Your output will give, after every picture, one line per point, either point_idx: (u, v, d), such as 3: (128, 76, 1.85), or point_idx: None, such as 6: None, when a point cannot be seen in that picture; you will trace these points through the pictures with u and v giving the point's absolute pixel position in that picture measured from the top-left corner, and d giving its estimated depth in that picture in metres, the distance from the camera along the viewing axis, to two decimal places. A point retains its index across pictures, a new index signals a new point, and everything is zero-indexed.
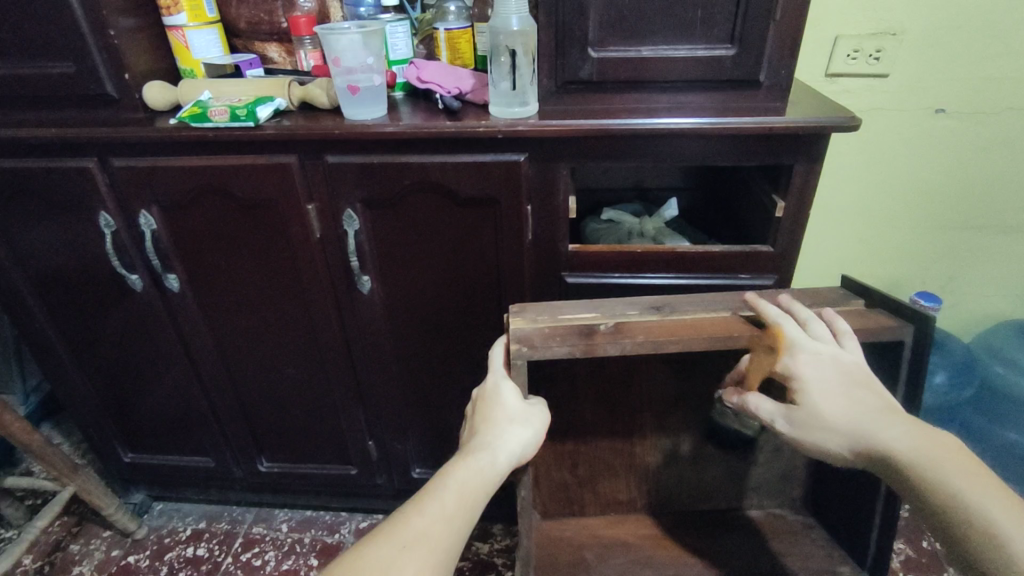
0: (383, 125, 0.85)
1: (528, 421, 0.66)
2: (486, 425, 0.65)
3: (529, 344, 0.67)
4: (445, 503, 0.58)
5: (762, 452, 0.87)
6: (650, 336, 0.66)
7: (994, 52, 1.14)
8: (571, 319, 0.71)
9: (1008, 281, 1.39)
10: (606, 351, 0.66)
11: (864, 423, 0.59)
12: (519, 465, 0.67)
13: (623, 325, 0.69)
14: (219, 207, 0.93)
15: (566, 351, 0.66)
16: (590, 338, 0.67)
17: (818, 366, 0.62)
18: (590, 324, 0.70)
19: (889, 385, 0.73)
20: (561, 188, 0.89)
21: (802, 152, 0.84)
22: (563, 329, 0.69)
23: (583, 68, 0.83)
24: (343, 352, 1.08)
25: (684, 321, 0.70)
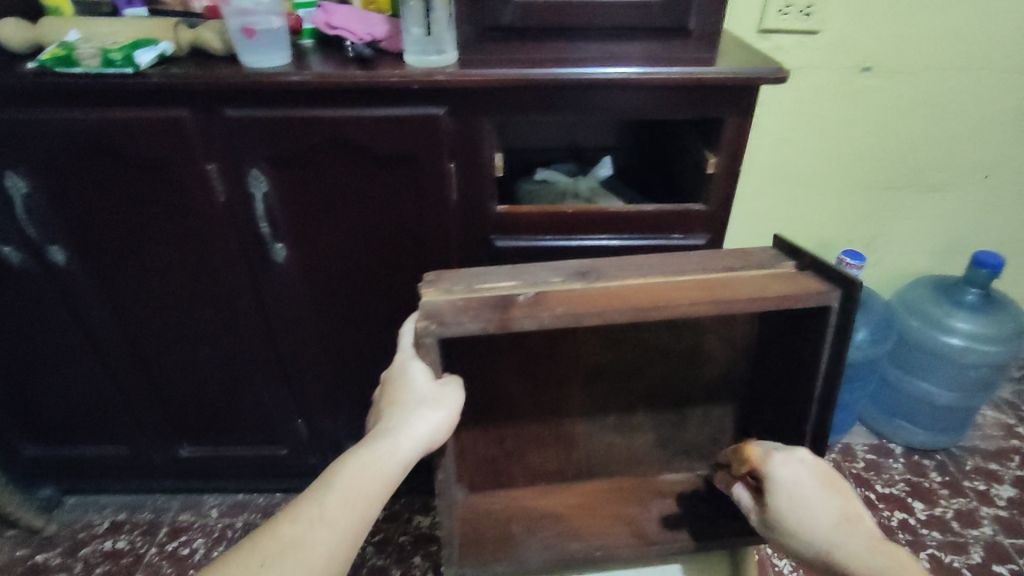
0: (286, 73, 0.76)
1: (435, 403, 0.62)
2: (392, 408, 0.62)
3: (438, 322, 0.59)
4: (329, 505, 0.56)
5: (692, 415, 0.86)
6: (570, 308, 0.60)
7: (925, 7, 1.13)
8: (488, 290, 0.65)
9: (935, 240, 1.42)
10: (522, 326, 0.59)
11: (824, 534, 0.64)
12: (432, 448, 0.63)
13: (544, 295, 0.63)
14: (104, 170, 0.84)
15: (478, 327, 0.59)
16: (505, 311, 0.60)
17: (796, 471, 0.66)
18: (508, 294, 0.64)
19: (809, 348, 0.70)
20: (486, 144, 0.83)
21: (731, 104, 0.80)
22: (477, 302, 0.62)
23: (504, 13, 0.76)
24: (261, 326, 1.01)
25: (609, 291, 0.63)
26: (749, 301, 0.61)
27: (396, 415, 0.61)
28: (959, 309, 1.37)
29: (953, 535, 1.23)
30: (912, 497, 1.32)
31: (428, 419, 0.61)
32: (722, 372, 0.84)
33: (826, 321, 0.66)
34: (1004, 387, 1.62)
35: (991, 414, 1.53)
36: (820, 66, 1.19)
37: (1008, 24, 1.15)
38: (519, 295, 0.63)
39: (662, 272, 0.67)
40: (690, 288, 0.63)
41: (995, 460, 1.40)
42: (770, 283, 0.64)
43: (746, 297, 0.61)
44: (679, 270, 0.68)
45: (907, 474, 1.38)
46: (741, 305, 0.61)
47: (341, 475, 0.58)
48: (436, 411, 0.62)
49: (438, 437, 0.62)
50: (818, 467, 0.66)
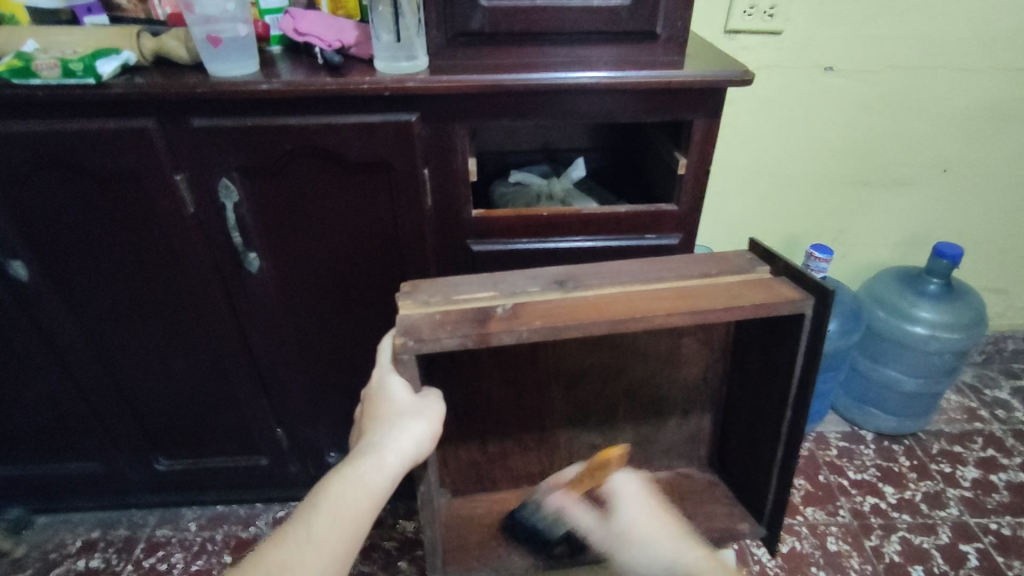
0: (255, 82, 0.75)
1: (418, 415, 0.62)
2: (375, 422, 0.62)
3: (416, 337, 0.59)
4: (317, 525, 0.55)
5: (669, 413, 0.88)
6: (549, 321, 0.60)
7: (883, 8, 1.16)
8: (467, 302, 0.65)
9: (898, 232, 1.47)
10: (502, 341, 0.60)
11: (636, 535, 0.64)
12: (420, 459, 0.63)
13: (523, 309, 0.63)
14: (67, 182, 0.82)
15: (458, 341, 0.60)
16: (484, 326, 0.60)
17: (627, 488, 0.69)
18: (487, 307, 0.64)
19: (779, 346, 0.72)
20: (460, 150, 0.83)
21: (700, 107, 0.82)
22: (457, 316, 0.63)
23: (473, 18, 0.76)
24: (235, 337, 0.99)
25: (588, 302, 0.64)
26: (725, 311, 0.62)
27: (379, 429, 0.61)
28: (922, 298, 1.41)
29: (922, 516, 1.28)
30: (882, 482, 1.36)
31: (411, 431, 0.61)
32: (700, 371, 0.86)
33: (801, 328, 0.67)
34: (966, 372, 1.69)
35: (955, 398, 1.59)
36: (784, 66, 1.21)
37: (962, 23, 1.19)
38: (498, 308, 0.64)
39: (638, 279, 0.69)
40: (669, 297, 0.64)
41: (959, 443, 1.46)
42: (745, 290, 0.65)
43: (721, 307, 0.62)
44: (657, 277, 0.69)
45: (877, 459, 1.42)
46: (717, 316, 0.62)
47: (326, 495, 0.57)
48: (419, 423, 0.61)
49: (423, 448, 0.61)
50: (626, 483, 0.69)
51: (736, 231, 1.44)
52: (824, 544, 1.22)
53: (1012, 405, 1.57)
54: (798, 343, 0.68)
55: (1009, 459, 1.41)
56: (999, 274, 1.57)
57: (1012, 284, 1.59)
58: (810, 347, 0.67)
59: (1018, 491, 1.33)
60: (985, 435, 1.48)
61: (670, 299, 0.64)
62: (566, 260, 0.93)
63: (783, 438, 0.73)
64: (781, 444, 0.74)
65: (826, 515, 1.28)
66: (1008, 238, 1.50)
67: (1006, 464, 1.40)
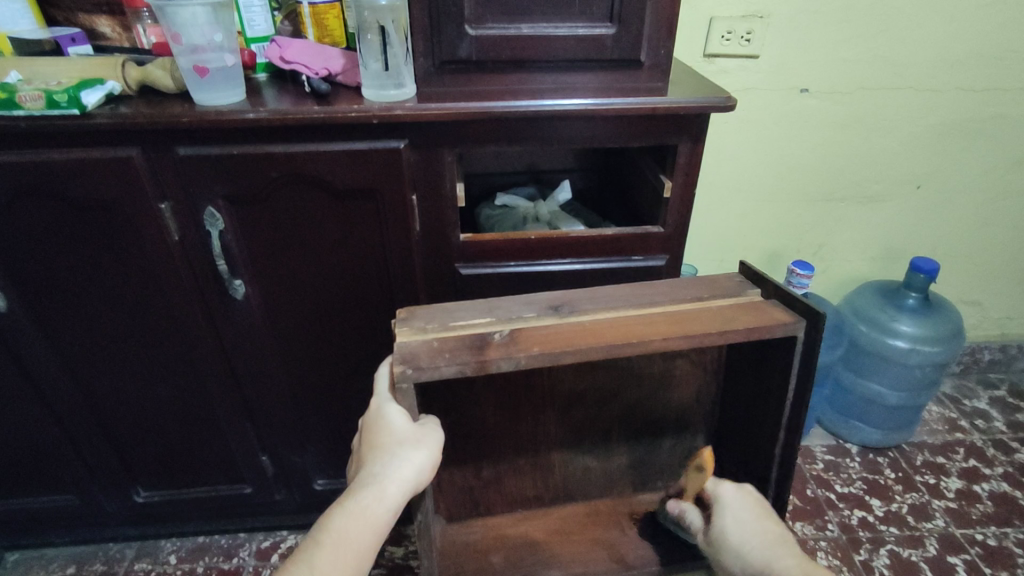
0: (242, 111, 0.75)
1: (417, 443, 0.61)
2: (373, 453, 0.61)
3: (414, 366, 0.60)
4: (316, 564, 0.55)
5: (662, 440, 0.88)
6: (545, 347, 0.61)
7: (856, 33, 1.20)
8: (464, 328, 0.66)
9: (876, 247, 1.50)
10: (499, 367, 0.61)
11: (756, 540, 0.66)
12: (420, 490, 0.62)
13: (519, 335, 0.64)
14: (46, 211, 0.80)
15: (455, 369, 0.60)
16: (482, 352, 0.61)
17: (739, 497, 0.71)
18: (483, 333, 0.64)
19: (772, 369, 0.73)
20: (448, 176, 0.83)
21: (684, 132, 0.83)
22: (454, 344, 0.63)
23: (461, 47, 0.77)
24: (221, 365, 0.98)
25: (584, 326, 0.65)
26: (718, 335, 0.63)
27: (378, 460, 0.60)
28: (901, 312, 1.44)
29: (909, 528, 1.29)
30: (869, 494, 1.37)
31: (411, 460, 0.60)
32: (690, 392, 0.86)
33: (792, 351, 0.68)
34: (945, 383, 1.72)
35: (936, 409, 1.62)
36: (762, 88, 1.24)
37: (932, 48, 1.23)
38: (494, 334, 0.64)
39: (630, 304, 0.70)
40: (662, 322, 0.65)
41: (942, 453, 1.48)
42: (738, 314, 0.66)
43: (714, 331, 0.63)
44: (649, 302, 0.70)
45: (864, 472, 1.44)
46: (710, 340, 0.63)
47: (327, 532, 0.56)
48: (418, 452, 0.61)
49: (423, 477, 0.61)
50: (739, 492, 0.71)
51: (719, 248, 1.46)
52: (815, 559, 1.23)
53: (991, 415, 1.60)
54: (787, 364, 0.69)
55: (991, 469, 1.43)
56: (974, 287, 1.61)
57: (986, 296, 1.63)
58: (801, 370, 0.68)
59: (1001, 500, 1.36)
60: (966, 446, 1.50)
61: (663, 321, 0.66)
62: (555, 282, 0.93)
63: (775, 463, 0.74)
64: (775, 465, 0.75)
65: (815, 529, 1.29)
66: (981, 253, 1.54)
67: (988, 474, 1.42)
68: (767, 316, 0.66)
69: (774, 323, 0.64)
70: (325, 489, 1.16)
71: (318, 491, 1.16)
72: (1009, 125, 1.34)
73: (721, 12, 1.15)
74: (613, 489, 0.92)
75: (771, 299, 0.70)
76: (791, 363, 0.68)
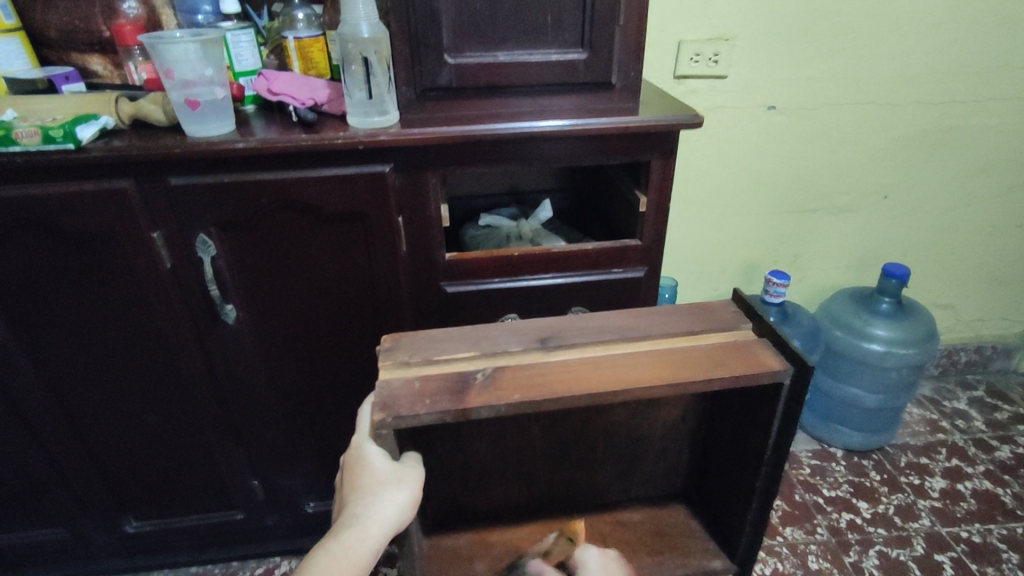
0: (232, 141, 0.78)
1: (399, 483, 0.63)
2: (355, 493, 0.61)
3: (394, 413, 0.61)
4: None
5: (650, 454, 0.90)
6: (527, 395, 0.62)
7: (816, 52, 1.26)
8: (447, 364, 0.68)
9: (849, 255, 1.55)
10: (480, 414, 0.62)
11: None
12: (401, 528, 0.64)
13: (502, 377, 0.65)
14: (41, 243, 0.82)
15: (436, 417, 0.61)
16: (463, 400, 0.62)
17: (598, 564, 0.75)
18: (466, 373, 0.66)
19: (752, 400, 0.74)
20: (432, 198, 0.87)
21: (656, 149, 0.87)
22: (435, 386, 0.64)
23: (440, 75, 0.81)
24: (213, 390, 0.99)
25: (571, 367, 0.66)
26: (705, 382, 0.64)
27: (361, 501, 0.61)
28: (876, 317, 1.49)
29: (896, 529, 1.32)
30: (856, 497, 1.40)
31: (394, 499, 0.61)
32: (678, 413, 0.86)
33: (779, 397, 0.69)
34: (925, 385, 1.76)
35: (917, 411, 1.66)
36: (730, 107, 1.30)
37: (889, 65, 1.30)
38: (476, 374, 0.66)
39: (621, 337, 0.72)
40: (649, 365, 0.66)
41: (925, 454, 1.51)
42: (727, 356, 0.68)
43: (703, 378, 0.64)
44: (641, 336, 0.72)
45: (850, 475, 1.46)
46: (698, 386, 0.64)
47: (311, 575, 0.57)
48: (400, 490, 0.62)
49: (405, 516, 0.62)
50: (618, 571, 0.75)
51: (697, 261, 1.51)
52: (805, 563, 1.25)
53: (970, 415, 1.64)
54: (772, 406, 0.69)
55: (972, 467, 1.47)
56: (945, 291, 1.66)
57: (957, 300, 1.69)
58: (788, 410, 0.69)
59: (983, 498, 1.39)
60: (947, 446, 1.54)
61: (650, 360, 0.67)
62: (539, 298, 0.97)
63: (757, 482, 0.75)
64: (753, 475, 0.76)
65: (805, 533, 1.31)
66: (949, 258, 1.60)
67: (970, 472, 1.45)
68: (758, 362, 0.66)
69: (762, 370, 0.64)
70: (318, 511, 1.16)
71: (311, 514, 1.17)
72: (966, 136, 1.41)
73: (688, 36, 1.21)
74: (602, 497, 0.94)
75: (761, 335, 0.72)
76: (776, 405, 0.69)
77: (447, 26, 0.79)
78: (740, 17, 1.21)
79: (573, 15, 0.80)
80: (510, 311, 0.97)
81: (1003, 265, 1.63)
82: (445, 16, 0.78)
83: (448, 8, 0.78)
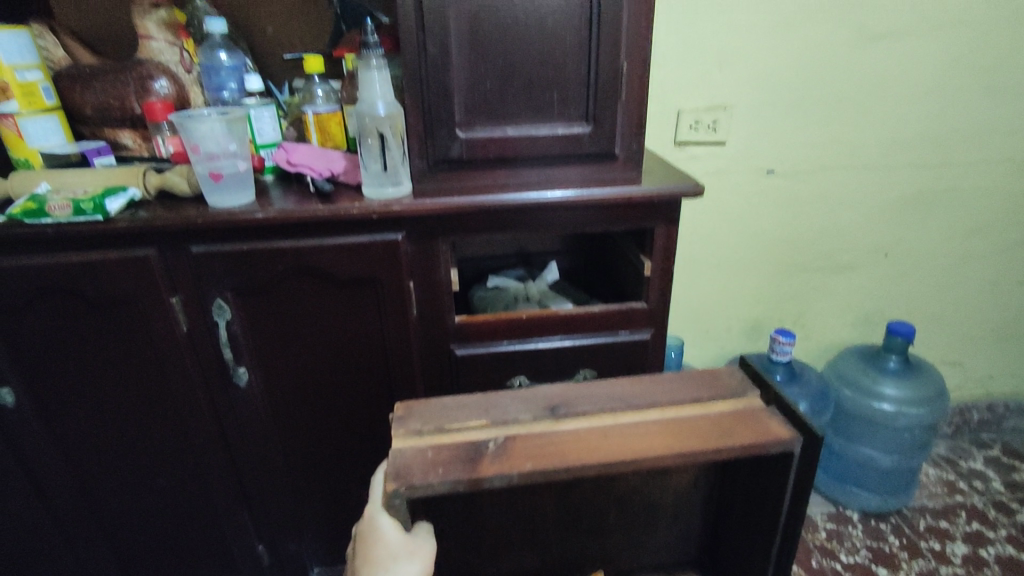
0: (251, 211, 0.82)
1: (412, 556, 0.62)
2: (367, 568, 0.60)
3: (408, 483, 0.61)
4: None
5: (661, 520, 0.89)
6: (540, 464, 0.62)
7: (812, 120, 1.31)
8: (459, 433, 0.69)
9: (854, 313, 1.57)
10: (494, 483, 0.62)
11: None
12: None
13: (514, 446, 0.66)
14: (64, 309, 0.85)
15: (450, 486, 0.61)
16: (476, 470, 0.62)
17: None
18: (478, 442, 0.67)
19: (762, 468, 0.74)
20: (442, 264, 0.89)
21: (659, 216, 0.90)
22: (448, 456, 0.65)
23: (452, 148, 0.85)
24: (222, 452, 0.99)
25: (581, 437, 0.67)
26: (714, 451, 0.64)
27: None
28: (884, 376, 1.48)
29: None
30: (875, 563, 1.36)
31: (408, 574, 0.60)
32: (689, 478, 0.85)
33: (790, 466, 0.69)
34: (939, 444, 1.74)
35: (933, 472, 1.62)
36: (730, 171, 1.35)
37: (883, 132, 1.34)
38: (489, 443, 0.66)
39: (627, 405, 0.73)
40: (657, 434, 0.67)
41: (944, 518, 1.47)
42: (735, 425, 0.68)
43: (711, 447, 0.64)
44: (650, 403, 0.73)
45: (867, 540, 1.42)
46: (707, 455, 0.65)
47: None
48: (413, 564, 0.62)
49: None
50: None
51: (703, 319, 1.52)
52: None
53: (988, 476, 1.61)
54: (785, 477, 0.69)
55: (994, 532, 1.43)
56: (953, 348, 1.66)
57: (965, 357, 1.68)
58: (800, 479, 0.69)
59: (1008, 565, 1.34)
60: (966, 509, 1.50)
61: (659, 429, 0.68)
62: (547, 360, 0.98)
63: (773, 552, 0.74)
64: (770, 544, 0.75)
65: None
66: (954, 316, 1.61)
67: (992, 537, 1.41)
68: (766, 431, 0.67)
69: (770, 439, 0.65)
70: None
71: None
72: (962, 197, 1.44)
73: (688, 105, 1.27)
74: (614, 565, 0.92)
75: (770, 404, 0.73)
76: (787, 475, 0.69)
77: (459, 103, 0.83)
78: (737, 88, 1.26)
79: (578, 92, 0.85)
80: (518, 373, 0.98)
81: (1009, 323, 1.64)
82: (457, 94, 0.83)
83: (460, 87, 0.82)
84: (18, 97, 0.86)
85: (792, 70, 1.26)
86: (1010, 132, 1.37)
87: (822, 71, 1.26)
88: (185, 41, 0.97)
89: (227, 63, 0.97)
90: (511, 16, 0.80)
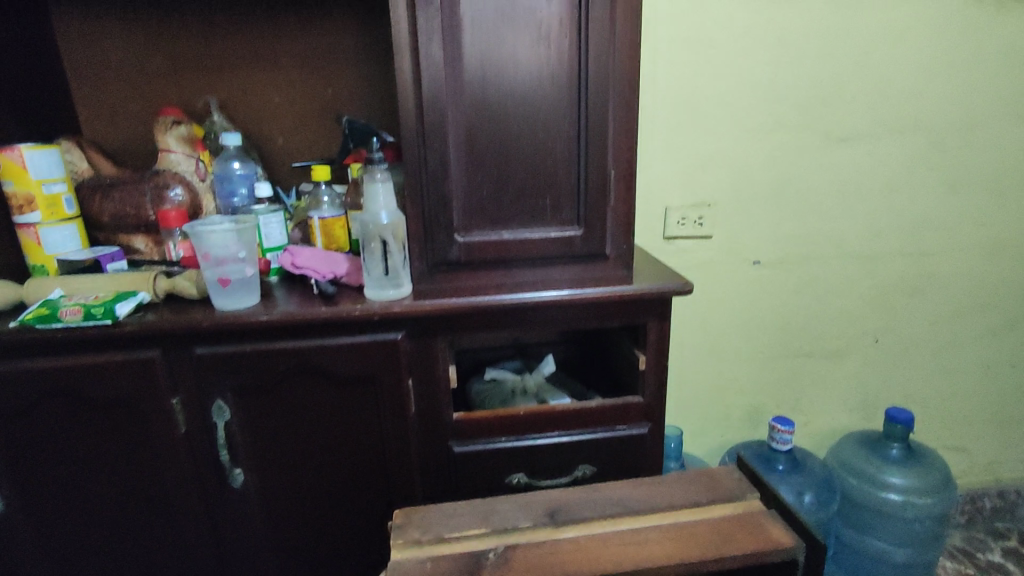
0: (257, 313, 0.84)
1: None
2: None
3: None
4: None
5: None
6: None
7: (793, 214, 1.38)
8: (457, 542, 0.68)
9: (851, 399, 1.57)
10: None
11: None
12: None
13: (514, 558, 0.65)
14: (66, 412, 0.85)
15: None
16: None
17: None
18: (476, 553, 0.66)
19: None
20: (441, 362, 0.91)
21: (650, 313, 0.94)
22: (445, 567, 0.64)
23: (451, 250, 0.89)
24: (213, 558, 0.96)
25: (580, 545, 0.66)
26: (715, 562, 0.64)
27: None
28: (888, 464, 1.46)
29: None
30: None
31: None
32: None
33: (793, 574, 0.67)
34: (953, 535, 1.68)
35: (950, 566, 1.56)
36: (718, 263, 1.40)
37: (861, 225, 1.41)
38: (487, 553, 0.66)
39: (627, 509, 0.73)
40: (657, 541, 0.67)
41: None
42: (735, 532, 0.68)
43: (711, 556, 0.64)
44: (650, 507, 0.73)
45: None
46: (708, 565, 0.64)
47: None
48: None
49: None
50: None
51: (701, 407, 1.52)
52: None
53: (1007, 569, 1.54)
54: None
55: None
56: (954, 433, 1.65)
57: (968, 442, 1.67)
58: None
59: None
60: None
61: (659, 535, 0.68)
62: (545, 456, 0.97)
63: None
64: None
65: None
66: (951, 400, 1.61)
67: None
68: (765, 537, 0.66)
69: (771, 546, 0.64)
70: None
71: None
72: (945, 284, 1.49)
73: (674, 203, 1.34)
74: None
75: (769, 507, 0.72)
76: None
77: (458, 210, 0.89)
78: (720, 187, 1.34)
79: (569, 199, 0.91)
80: (517, 470, 0.98)
81: (1007, 406, 1.64)
82: (456, 203, 0.88)
83: (458, 195, 0.88)
84: (42, 208, 0.91)
85: (770, 170, 1.34)
86: (983, 223, 1.44)
87: (798, 171, 1.34)
88: (202, 153, 1.04)
89: (239, 172, 1.04)
90: (505, 132, 0.87)
